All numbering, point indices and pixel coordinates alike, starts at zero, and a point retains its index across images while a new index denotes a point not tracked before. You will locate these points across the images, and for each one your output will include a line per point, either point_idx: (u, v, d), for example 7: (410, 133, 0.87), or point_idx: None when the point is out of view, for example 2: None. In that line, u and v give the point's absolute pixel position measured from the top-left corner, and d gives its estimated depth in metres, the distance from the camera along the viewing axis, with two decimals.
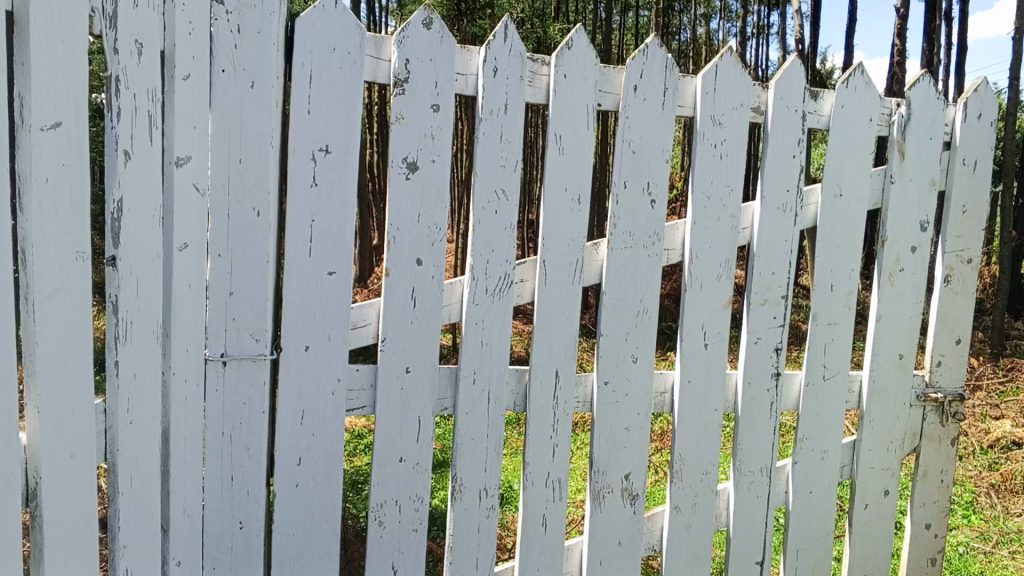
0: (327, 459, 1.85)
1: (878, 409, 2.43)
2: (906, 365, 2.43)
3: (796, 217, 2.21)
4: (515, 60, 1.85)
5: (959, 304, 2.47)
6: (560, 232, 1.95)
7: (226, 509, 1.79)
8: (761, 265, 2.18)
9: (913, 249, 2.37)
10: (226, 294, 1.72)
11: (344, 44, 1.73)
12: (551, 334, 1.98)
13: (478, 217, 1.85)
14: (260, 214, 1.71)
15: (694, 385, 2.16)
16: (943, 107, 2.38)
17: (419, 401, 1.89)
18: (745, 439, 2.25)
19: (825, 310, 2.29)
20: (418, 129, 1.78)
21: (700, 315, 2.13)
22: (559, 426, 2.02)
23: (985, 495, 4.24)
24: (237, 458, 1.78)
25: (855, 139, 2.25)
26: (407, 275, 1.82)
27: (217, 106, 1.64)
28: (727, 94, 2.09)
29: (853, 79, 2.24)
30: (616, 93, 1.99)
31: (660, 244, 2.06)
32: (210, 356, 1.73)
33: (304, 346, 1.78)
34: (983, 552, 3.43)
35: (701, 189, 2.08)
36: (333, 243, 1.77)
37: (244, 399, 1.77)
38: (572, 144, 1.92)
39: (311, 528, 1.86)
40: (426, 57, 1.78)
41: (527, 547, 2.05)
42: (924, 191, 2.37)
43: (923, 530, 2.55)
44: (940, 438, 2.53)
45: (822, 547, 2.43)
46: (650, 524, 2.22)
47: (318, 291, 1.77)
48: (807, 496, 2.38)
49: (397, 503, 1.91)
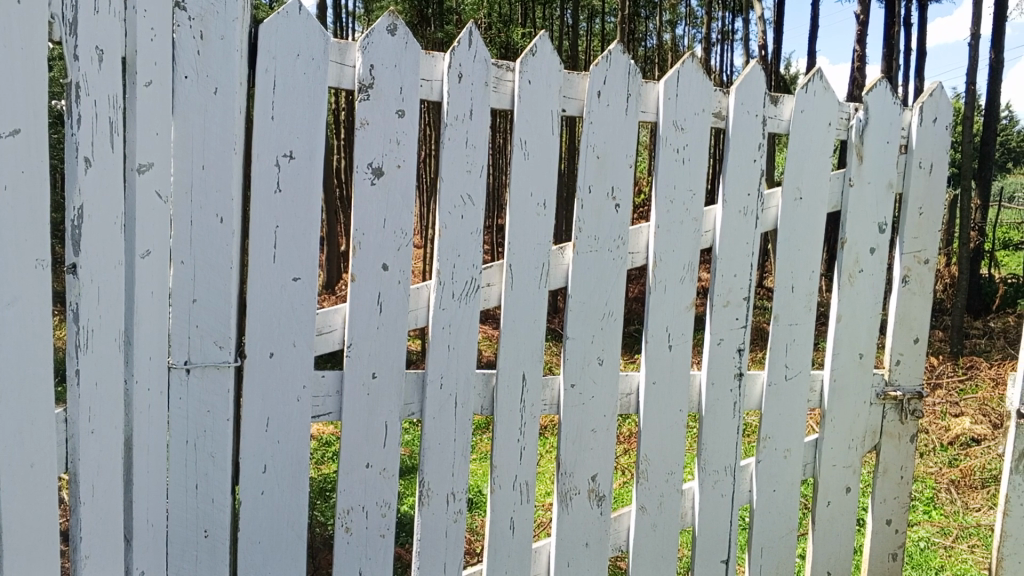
0: (293, 466, 1.84)
1: (839, 407, 2.47)
2: (866, 364, 2.48)
3: (757, 220, 2.24)
4: (480, 66, 1.86)
5: (918, 303, 2.51)
6: (526, 237, 1.96)
7: (191, 518, 1.79)
8: (724, 266, 2.21)
9: (871, 250, 2.42)
10: (189, 301, 1.71)
11: (308, 50, 1.73)
12: (517, 338, 1.99)
13: (444, 221, 1.86)
14: (223, 220, 1.71)
15: (660, 386, 2.19)
16: (900, 112, 2.43)
17: (386, 407, 1.89)
18: (709, 439, 2.28)
19: (786, 311, 2.32)
20: (383, 134, 1.78)
21: (664, 316, 2.16)
22: (526, 428, 2.04)
23: (945, 490, 4.33)
24: (201, 466, 1.77)
25: (815, 143, 2.30)
26: (372, 280, 1.82)
27: (180, 112, 1.65)
28: (689, 99, 2.11)
29: (812, 84, 2.28)
30: (580, 99, 2.02)
31: (625, 247, 2.08)
32: (174, 364, 1.72)
33: (268, 353, 1.78)
34: (943, 546, 3.50)
35: (664, 193, 2.11)
36: (298, 249, 1.77)
37: (209, 406, 1.76)
38: (537, 149, 1.94)
39: (277, 536, 1.85)
40: (391, 63, 1.78)
41: (495, 550, 2.06)
42: (881, 194, 2.42)
43: (884, 526, 2.59)
44: (900, 435, 2.57)
45: (786, 545, 2.46)
46: (617, 524, 2.24)
47: (282, 297, 1.77)
48: (770, 493, 2.41)
49: (364, 508, 1.91)
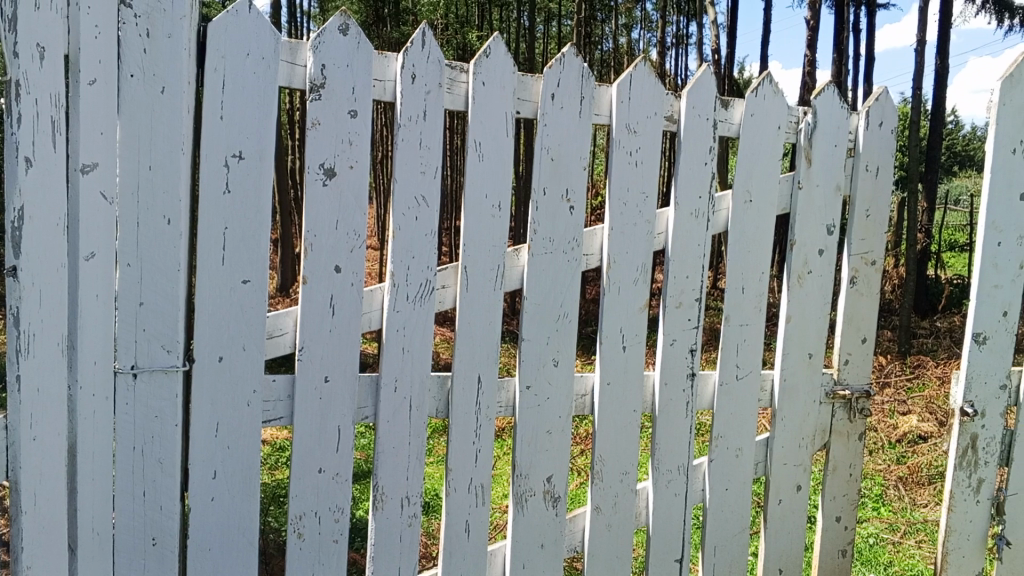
0: (243, 472, 1.81)
1: (789, 406, 2.51)
2: (815, 364, 2.53)
3: (708, 222, 2.27)
4: (434, 67, 1.85)
5: (865, 303, 2.56)
6: (480, 239, 1.95)
7: (139, 526, 1.74)
8: (676, 268, 2.23)
9: (820, 252, 2.46)
10: (136, 304, 1.67)
11: (258, 49, 1.70)
12: (472, 340, 1.99)
13: (398, 223, 1.85)
14: (171, 221, 1.67)
15: (614, 387, 2.20)
16: (847, 116, 2.47)
17: (339, 411, 1.87)
18: (663, 439, 2.30)
19: (737, 311, 2.36)
20: (335, 134, 1.77)
21: (618, 318, 2.17)
22: (482, 431, 2.03)
23: (893, 487, 4.42)
24: (149, 474, 1.73)
25: (764, 147, 2.33)
26: (325, 282, 1.80)
27: (126, 111, 1.60)
28: (641, 103, 2.13)
29: (762, 88, 2.31)
30: (534, 101, 2.02)
31: (579, 249, 2.09)
32: (120, 368, 1.68)
33: (217, 357, 1.75)
34: (892, 542, 3.58)
35: (618, 195, 2.12)
36: (248, 251, 1.74)
37: (156, 412, 1.72)
38: (491, 151, 1.94)
39: (228, 542, 1.82)
40: (343, 63, 1.77)
41: (450, 553, 2.05)
42: (829, 197, 2.46)
43: (834, 523, 2.64)
44: (849, 434, 2.62)
45: (739, 543, 2.49)
46: (572, 525, 2.25)
47: (231, 300, 1.74)
48: (722, 492, 2.44)
49: (317, 514, 1.89)
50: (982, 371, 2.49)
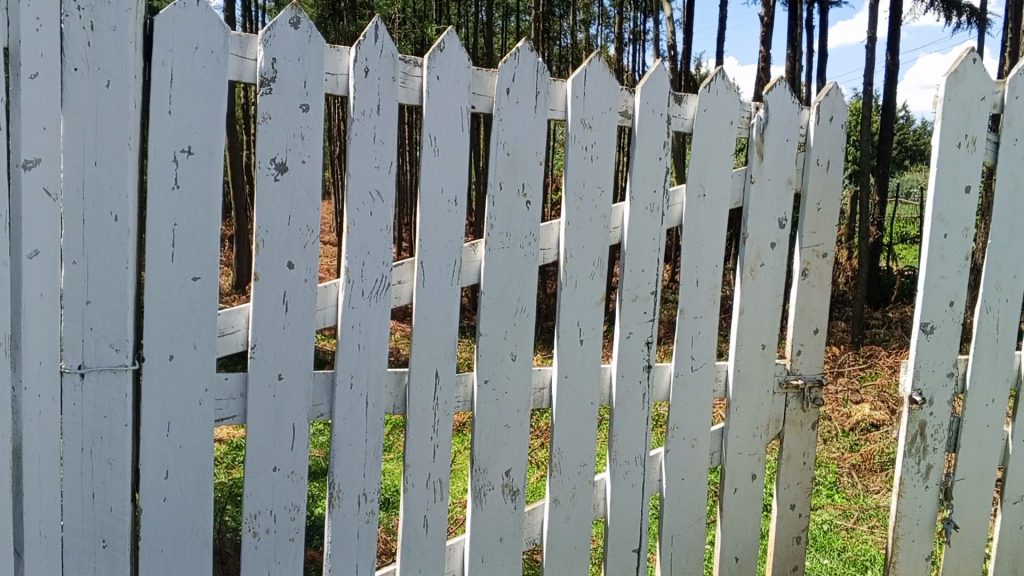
0: (196, 471, 1.79)
1: (743, 396, 2.54)
2: (768, 354, 2.56)
3: (663, 216, 2.29)
4: (387, 61, 1.84)
5: (816, 295, 2.60)
6: (436, 234, 1.94)
7: (89, 528, 1.71)
8: (631, 261, 2.25)
9: (772, 245, 2.50)
10: (82, 303, 1.64)
11: (208, 42, 1.68)
12: (429, 335, 1.98)
13: (352, 218, 1.83)
14: (118, 217, 1.63)
15: (571, 380, 2.21)
16: (798, 111, 2.51)
17: (294, 409, 1.85)
18: (620, 430, 2.31)
19: (691, 304, 2.38)
20: (287, 129, 1.75)
21: (575, 312, 2.18)
22: (440, 427, 2.03)
23: (847, 474, 4.51)
24: (98, 475, 1.70)
25: (717, 141, 2.36)
26: (277, 278, 1.78)
27: (69, 105, 1.57)
28: (597, 98, 2.14)
29: (714, 83, 2.34)
30: (490, 95, 2.02)
31: (535, 243, 2.09)
32: (67, 368, 1.65)
33: (168, 355, 1.73)
34: (845, 528, 3.65)
35: (573, 188, 2.13)
36: (198, 248, 1.71)
37: (105, 412, 1.68)
38: (446, 145, 1.93)
39: (181, 543, 1.80)
40: (294, 56, 1.74)
41: (408, 549, 2.04)
42: (781, 190, 2.50)
43: (788, 511, 2.68)
44: (802, 423, 2.67)
45: (696, 532, 2.52)
46: (531, 518, 2.25)
47: (182, 297, 1.71)
48: (679, 482, 2.47)
49: (272, 512, 1.87)
50: (929, 360, 2.54)
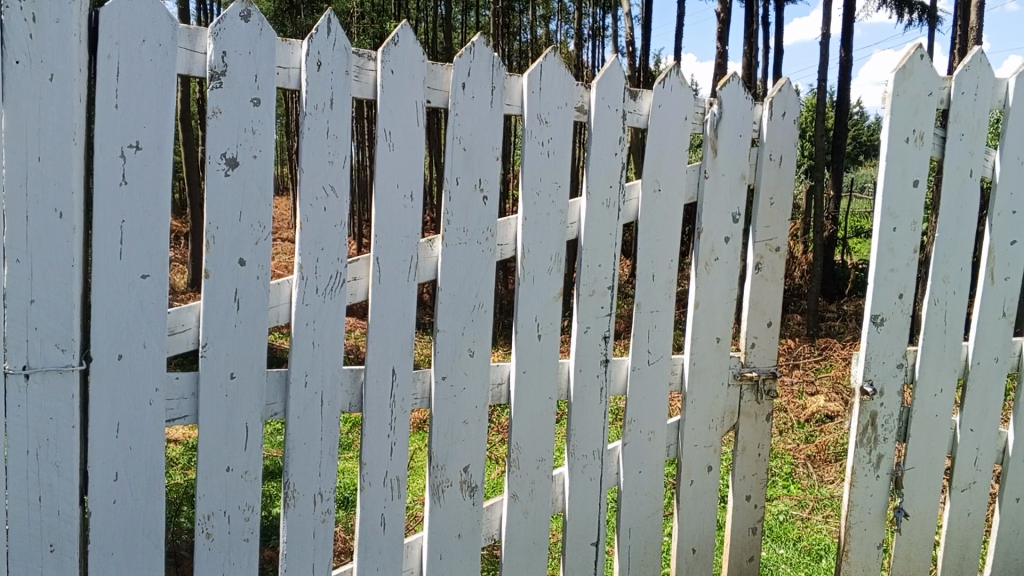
0: (147, 473, 1.75)
1: (699, 389, 2.57)
2: (723, 347, 2.59)
3: (619, 211, 2.30)
4: (340, 55, 1.82)
5: (770, 288, 2.63)
6: (392, 230, 1.93)
7: (35, 532, 1.67)
8: (588, 257, 2.25)
9: (726, 240, 2.53)
10: (26, 302, 1.60)
11: (155, 35, 1.64)
12: (386, 332, 1.97)
13: (305, 214, 1.81)
14: (63, 215, 1.59)
15: (529, 375, 2.21)
16: (751, 107, 2.53)
17: (247, 408, 1.83)
18: (578, 425, 2.32)
19: (648, 298, 2.40)
20: (238, 124, 1.72)
21: (532, 307, 2.19)
22: (397, 424, 2.02)
23: (802, 465, 4.59)
24: (44, 477, 1.66)
25: (672, 136, 2.37)
26: (228, 276, 1.75)
27: (11, 99, 1.53)
28: (553, 94, 2.14)
29: (669, 79, 2.35)
30: (445, 90, 2.01)
31: (492, 239, 2.09)
32: (11, 369, 1.61)
33: (117, 355, 1.69)
34: (801, 518, 3.72)
35: (529, 184, 2.12)
36: (147, 246, 1.68)
37: (52, 414, 1.65)
38: (401, 141, 1.92)
39: (132, 546, 1.76)
40: (245, 50, 1.71)
41: (365, 547, 2.03)
42: (735, 185, 2.52)
43: (744, 501, 2.72)
44: (757, 415, 2.70)
45: (653, 524, 2.55)
46: (489, 514, 2.25)
47: (130, 295, 1.68)
48: (636, 475, 2.49)
49: (226, 513, 1.84)
50: (880, 351, 2.59)
